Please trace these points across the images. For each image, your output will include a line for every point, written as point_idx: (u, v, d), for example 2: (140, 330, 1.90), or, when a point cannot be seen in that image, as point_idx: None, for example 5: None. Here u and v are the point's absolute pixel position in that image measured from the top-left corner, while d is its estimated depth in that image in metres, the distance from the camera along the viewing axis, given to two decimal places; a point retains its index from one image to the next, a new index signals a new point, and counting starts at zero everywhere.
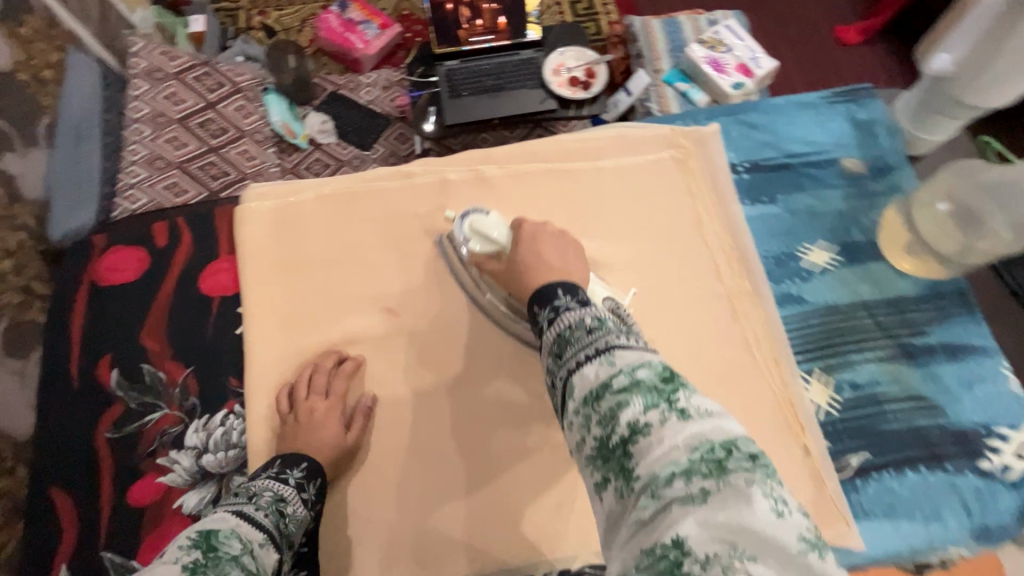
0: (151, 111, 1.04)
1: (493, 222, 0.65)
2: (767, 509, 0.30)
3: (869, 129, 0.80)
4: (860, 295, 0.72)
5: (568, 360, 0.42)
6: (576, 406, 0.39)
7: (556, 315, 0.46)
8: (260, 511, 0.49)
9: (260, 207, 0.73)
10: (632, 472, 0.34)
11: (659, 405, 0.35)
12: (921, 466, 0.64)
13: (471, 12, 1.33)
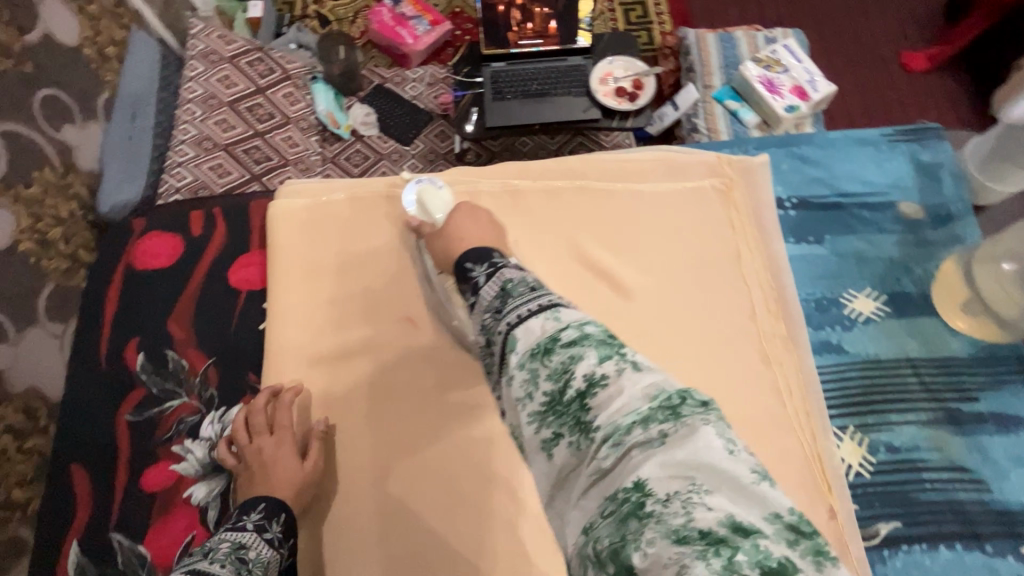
0: (203, 93, 1.08)
1: (440, 199, 0.67)
2: (722, 443, 0.30)
3: (933, 172, 0.75)
4: (906, 351, 0.67)
5: (509, 314, 0.39)
6: (521, 360, 0.37)
7: (495, 270, 0.44)
8: (216, 564, 0.46)
9: (293, 204, 0.74)
10: (590, 425, 0.33)
11: (614, 356, 0.35)
12: (957, 543, 0.59)
13: (522, 14, 1.32)
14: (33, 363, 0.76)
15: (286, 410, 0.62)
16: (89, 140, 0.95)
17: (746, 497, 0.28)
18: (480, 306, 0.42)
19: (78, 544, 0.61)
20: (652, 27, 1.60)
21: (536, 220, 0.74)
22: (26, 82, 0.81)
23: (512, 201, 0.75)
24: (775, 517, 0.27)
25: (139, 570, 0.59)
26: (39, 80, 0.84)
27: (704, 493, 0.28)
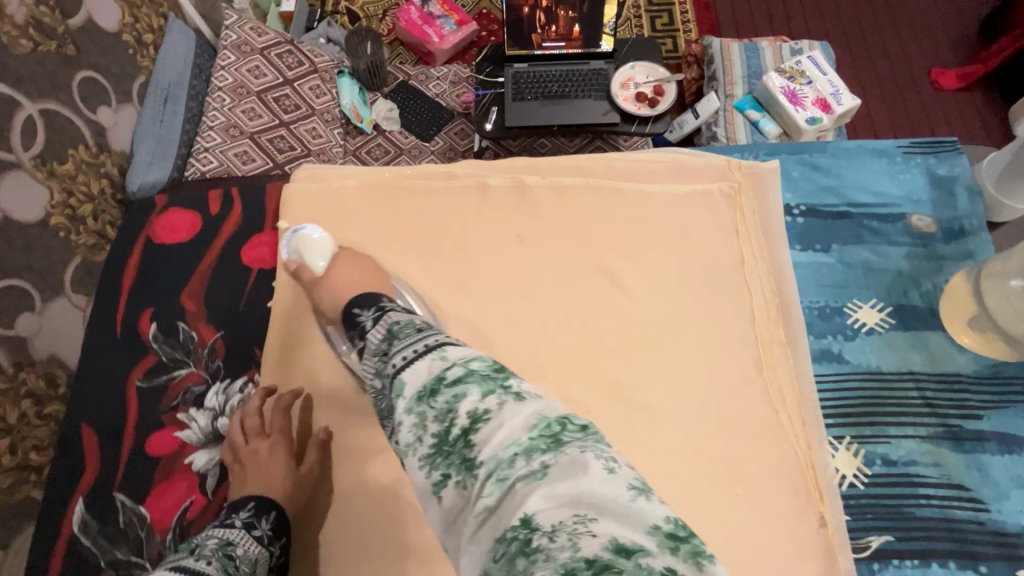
0: (234, 82, 1.11)
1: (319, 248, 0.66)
2: (600, 467, 0.32)
3: (948, 187, 0.74)
4: (910, 364, 0.66)
5: (395, 357, 0.42)
6: (408, 404, 0.39)
7: (381, 314, 0.49)
8: (202, 560, 0.46)
9: (306, 188, 0.76)
10: (474, 461, 0.35)
11: (496, 391, 0.37)
12: (950, 562, 0.58)
13: (546, 18, 1.32)
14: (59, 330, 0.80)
15: (276, 415, 0.63)
16: (123, 122, 0.98)
17: (625, 518, 0.29)
18: (371, 349, 0.46)
19: (84, 502, 0.63)
20: (677, 35, 1.60)
21: (542, 214, 0.75)
22: (66, 63, 0.85)
23: (520, 196, 0.76)
24: (656, 529, 0.29)
25: (139, 530, 0.62)
26: (79, 62, 0.88)
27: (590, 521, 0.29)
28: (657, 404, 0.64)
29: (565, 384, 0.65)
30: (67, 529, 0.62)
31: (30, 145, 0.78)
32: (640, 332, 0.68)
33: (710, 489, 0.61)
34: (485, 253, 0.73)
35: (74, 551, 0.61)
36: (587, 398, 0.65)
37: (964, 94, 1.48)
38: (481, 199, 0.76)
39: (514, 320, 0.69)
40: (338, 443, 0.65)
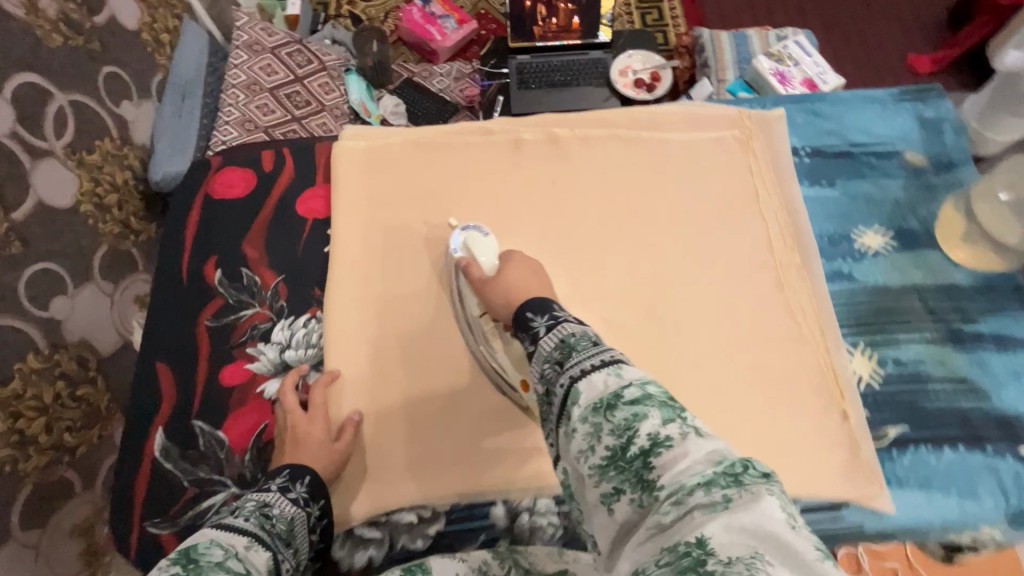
0: (247, 79, 1.17)
1: (484, 245, 0.71)
2: (783, 517, 0.34)
3: (935, 127, 0.82)
4: (913, 279, 0.73)
5: (572, 367, 0.46)
6: (584, 413, 0.43)
7: (555, 322, 0.52)
8: (242, 518, 0.51)
9: (354, 145, 0.82)
10: (653, 483, 0.39)
11: (677, 421, 0.41)
12: (960, 445, 0.65)
13: (547, 11, 1.55)
14: (88, 318, 0.87)
15: (321, 391, 0.67)
16: (142, 117, 1.06)
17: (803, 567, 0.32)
18: (542, 355, 0.50)
19: (163, 430, 0.67)
20: (667, 29, 1.71)
21: (572, 163, 0.81)
22: (92, 58, 0.92)
23: (551, 147, 0.82)
24: None
25: (219, 453, 0.66)
26: (103, 58, 0.96)
27: (766, 561, 0.33)
28: (688, 323, 0.71)
29: (605, 307, 0.72)
30: (149, 455, 0.66)
31: (61, 136, 0.85)
32: (667, 259, 0.75)
33: (747, 401, 0.67)
34: (522, 200, 0.79)
35: (157, 474, 0.66)
36: (626, 319, 0.72)
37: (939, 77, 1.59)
38: (516, 152, 0.82)
39: (553, 258, 0.75)
40: (399, 369, 0.70)
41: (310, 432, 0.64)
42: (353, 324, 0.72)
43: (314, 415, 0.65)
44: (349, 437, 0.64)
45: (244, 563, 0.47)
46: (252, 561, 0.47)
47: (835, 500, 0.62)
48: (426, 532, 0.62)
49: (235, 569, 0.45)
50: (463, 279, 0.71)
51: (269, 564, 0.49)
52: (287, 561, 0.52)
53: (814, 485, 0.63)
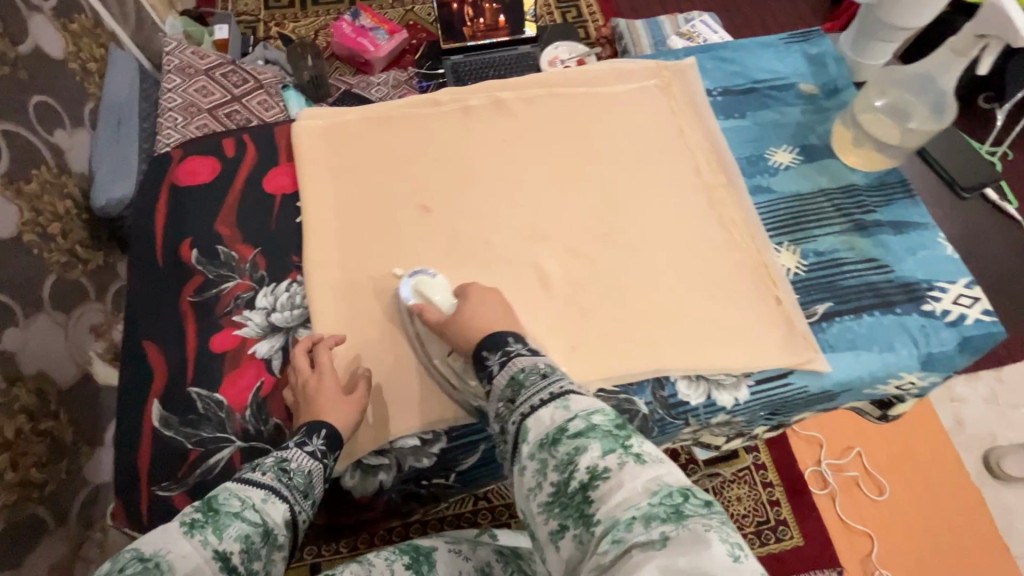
0: (183, 103, 1.20)
1: (437, 284, 0.73)
2: (721, 552, 0.42)
3: (821, 61, 0.96)
4: (820, 184, 0.86)
5: (523, 404, 0.57)
6: (533, 451, 0.54)
7: (508, 357, 0.62)
8: (261, 472, 0.56)
9: (312, 124, 0.87)
10: (594, 520, 0.48)
11: (616, 454, 0.50)
12: (875, 311, 0.76)
13: (474, 11, 1.72)
14: (42, 346, 0.89)
15: (326, 352, 0.69)
16: (78, 145, 1.08)
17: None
18: (497, 392, 0.60)
19: (160, 402, 0.70)
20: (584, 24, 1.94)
21: (517, 122, 0.89)
22: (21, 89, 0.94)
23: (497, 110, 0.90)
24: None
25: (219, 413, 0.69)
26: (31, 88, 0.97)
27: None
28: (636, 245, 0.82)
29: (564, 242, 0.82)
30: (148, 426, 0.69)
31: None
32: (611, 195, 0.85)
33: (697, 303, 0.77)
34: (475, 160, 0.87)
35: (159, 442, 0.68)
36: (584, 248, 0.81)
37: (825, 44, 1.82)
38: (465, 117, 0.89)
39: (511, 208, 0.84)
40: (386, 322, 0.74)
41: (322, 384, 0.65)
42: (333, 285, 0.76)
43: (321, 369, 0.67)
44: (362, 388, 0.67)
45: (260, 513, 0.52)
46: (268, 512, 0.53)
47: (781, 369, 0.73)
48: (430, 452, 0.67)
49: (251, 518, 0.51)
50: (420, 322, 0.72)
51: (287, 515, 0.54)
52: (305, 512, 0.56)
53: (762, 357, 0.73)
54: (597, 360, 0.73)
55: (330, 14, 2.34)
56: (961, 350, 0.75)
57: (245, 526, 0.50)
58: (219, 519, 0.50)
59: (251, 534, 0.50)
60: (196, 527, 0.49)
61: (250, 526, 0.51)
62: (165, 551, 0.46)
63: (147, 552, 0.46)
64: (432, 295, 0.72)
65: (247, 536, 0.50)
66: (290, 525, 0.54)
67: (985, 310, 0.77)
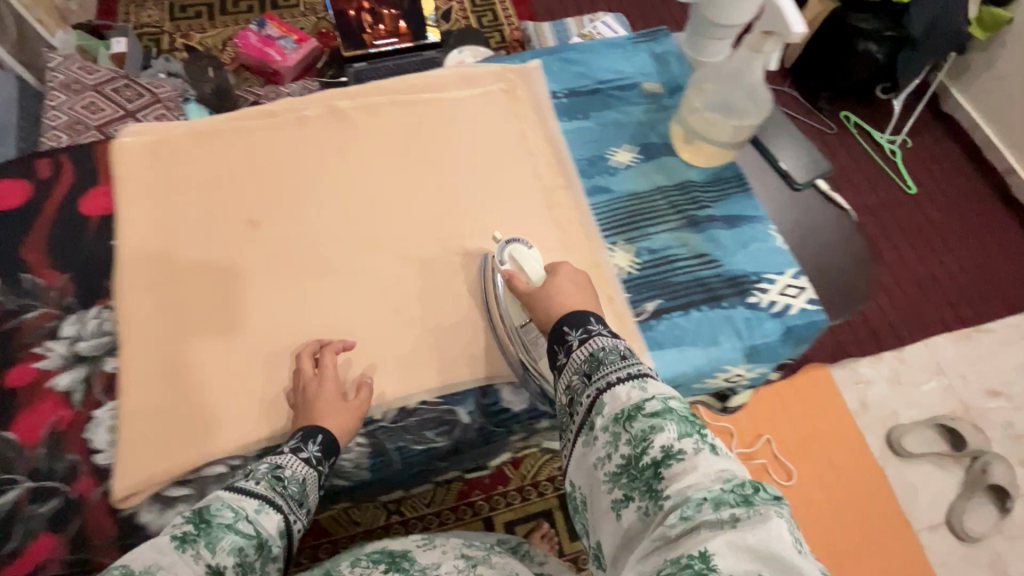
0: (68, 119, 1.17)
1: (531, 256, 0.75)
2: (791, 541, 0.44)
3: (664, 60, 0.97)
4: (657, 182, 0.86)
5: (600, 380, 0.59)
6: (606, 423, 0.56)
7: (588, 335, 0.64)
8: (257, 482, 0.60)
9: (136, 141, 0.83)
10: (661, 494, 0.50)
11: (692, 438, 0.52)
12: (703, 306, 0.77)
13: (372, 18, 1.68)
14: None
15: (332, 357, 0.71)
16: None
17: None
18: (574, 366, 0.63)
19: None
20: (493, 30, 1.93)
21: (356, 130, 0.88)
22: None
23: (335, 118, 0.88)
24: None
25: (9, 453, 0.65)
26: None
27: None
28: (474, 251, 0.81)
29: (400, 251, 0.80)
30: None
31: None
32: (450, 202, 0.84)
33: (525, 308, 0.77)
34: (310, 170, 0.84)
35: None
36: (421, 258, 0.80)
37: None
38: (301, 127, 0.87)
39: (347, 219, 0.82)
40: (204, 346, 0.72)
41: (321, 387, 0.68)
42: (148, 309, 0.73)
43: (323, 373, 0.69)
44: (363, 395, 0.70)
45: (254, 525, 0.56)
46: (262, 523, 0.57)
47: None
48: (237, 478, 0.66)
49: (244, 530, 0.55)
50: (504, 291, 0.76)
51: (280, 525, 0.59)
52: (299, 520, 0.62)
53: None
54: (419, 373, 0.73)
55: (237, 23, 2.28)
56: (785, 340, 0.76)
57: (239, 539, 0.54)
58: (212, 531, 0.53)
59: (245, 546, 0.54)
60: (188, 540, 0.52)
61: (243, 538, 0.55)
62: (157, 567, 0.49)
63: (138, 568, 0.48)
64: (526, 263, 0.74)
65: (241, 549, 0.54)
66: (283, 533, 0.59)
67: (810, 299, 0.79)
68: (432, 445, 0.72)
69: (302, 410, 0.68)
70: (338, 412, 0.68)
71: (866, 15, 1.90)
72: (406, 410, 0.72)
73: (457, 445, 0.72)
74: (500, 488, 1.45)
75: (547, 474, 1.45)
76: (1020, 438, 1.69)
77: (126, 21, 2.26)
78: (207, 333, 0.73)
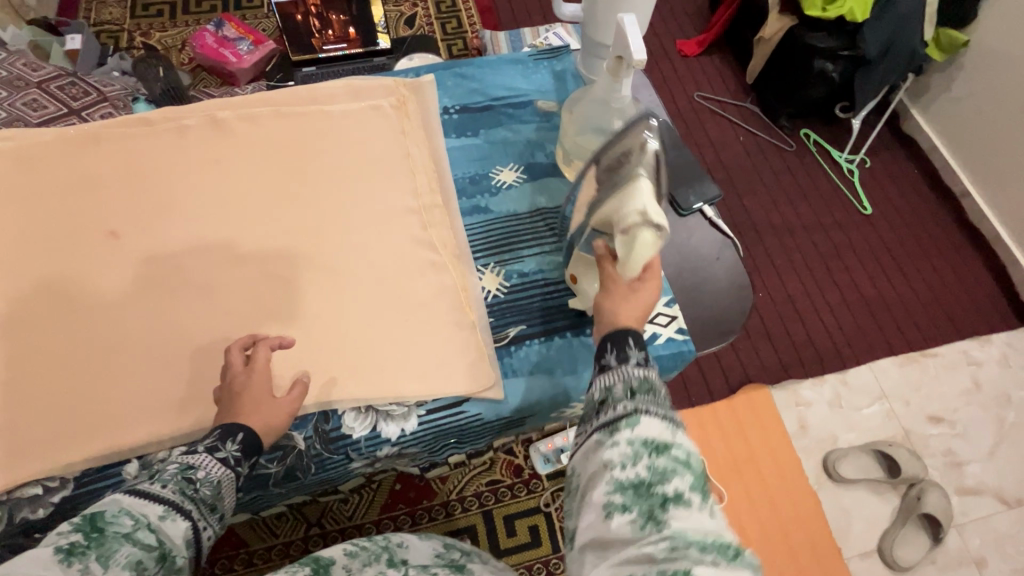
0: (10, 117, 1.07)
1: (648, 246, 0.63)
2: None
3: (562, 78, 0.96)
4: (538, 205, 0.85)
5: (639, 401, 0.52)
6: (631, 437, 0.49)
7: (646, 362, 0.57)
8: (162, 485, 0.55)
9: (2, 148, 0.82)
10: (662, 520, 0.44)
11: (703, 493, 0.46)
12: (566, 332, 0.77)
13: (321, 23, 1.45)
14: None
15: (266, 352, 0.67)
16: None
17: None
18: (621, 375, 0.55)
19: None
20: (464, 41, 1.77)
21: (235, 141, 0.86)
22: None
23: (215, 128, 0.87)
24: None
25: None
26: None
27: None
28: (340, 267, 0.79)
29: (263, 266, 0.78)
30: None
31: None
32: (321, 217, 0.82)
33: (382, 329, 0.75)
34: (179, 180, 0.83)
35: None
36: (284, 273, 0.78)
37: (703, 57, 2.16)
38: (178, 136, 0.86)
39: (213, 229, 0.80)
40: (38, 363, 0.70)
41: (252, 381, 0.65)
42: None
43: (254, 367, 0.66)
44: (296, 392, 0.66)
45: (156, 534, 0.51)
46: (166, 531, 0.52)
47: (458, 396, 0.72)
48: (49, 501, 0.65)
49: (144, 540, 0.50)
50: (602, 214, 0.68)
51: (187, 532, 0.54)
52: (209, 526, 0.56)
53: (439, 386, 0.72)
54: None
55: (200, 20, 2.17)
56: None
57: (136, 551, 0.48)
58: (105, 542, 0.47)
59: (144, 558, 0.49)
60: (77, 551, 0.46)
61: (143, 550, 0.49)
62: None
63: None
64: (637, 251, 0.63)
65: (139, 561, 0.48)
66: (190, 542, 0.54)
67: (680, 328, 0.77)
68: (260, 471, 0.69)
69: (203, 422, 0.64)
70: (258, 409, 0.63)
71: (821, 34, 1.77)
72: None
73: (289, 471, 0.70)
74: (425, 502, 1.30)
75: (475, 488, 1.31)
76: (959, 466, 1.57)
77: (86, 18, 2.13)
78: (43, 346, 0.71)
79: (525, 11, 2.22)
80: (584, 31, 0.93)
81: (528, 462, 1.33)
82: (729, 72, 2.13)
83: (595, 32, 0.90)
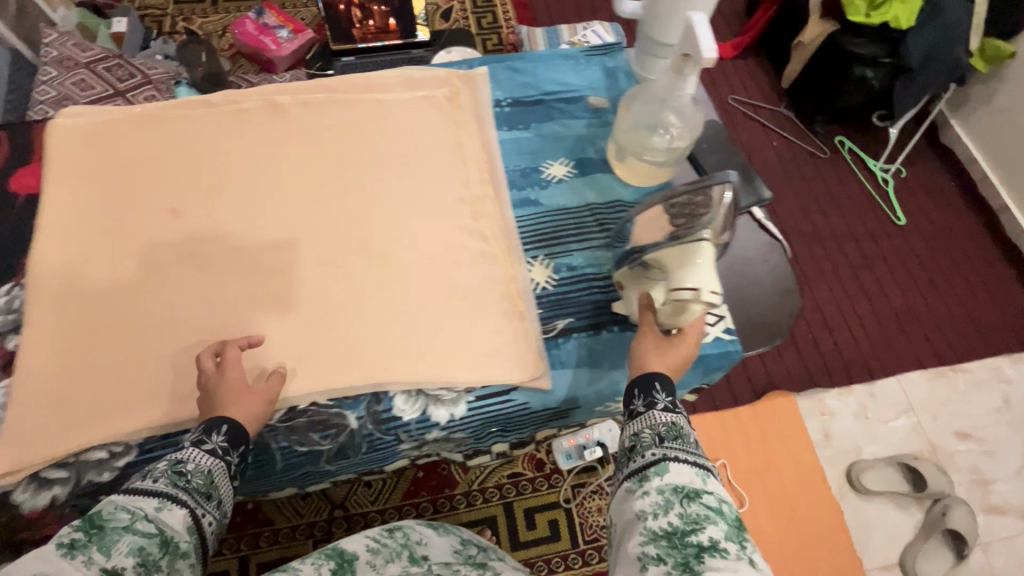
0: (57, 95, 1.15)
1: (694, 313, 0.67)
2: None
3: (614, 75, 0.97)
4: (588, 200, 0.86)
5: (668, 448, 0.57)
6: (663, 487, 0.53)
7: (673, 407, 0.61)
8: (154, 480, 0.56)
9: (71, 124, 0.85)
10: (696, 569, 0.46)
11: (736, 542, 0.49)
12: (614, 327, 0.78)
13: (363, 13, 1.45)
14: None
15: (235, 351, 0.69)
16: None
17: None
18: (650, 423, 0.60)
19: None
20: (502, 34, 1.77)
21: (290, 126, 0.88)
22: None
23: (272, 112, 0.89)
24: None
25: None
26: None
27: None
28: (390, 254, 0.80)
29: (316, 249, 0.80)
30: None
31: None
32: (372, 204, 0.84)
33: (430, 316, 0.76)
34: (235, 162, 0.85)
35: None
36: (336, 257, 0.80)
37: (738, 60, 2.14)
38: (236, 118, 0.88)
39: (267, 212, 0.82)
40: (100, 331, 0.73)
41: (222, 378, 0.66)
42: (56, 287, 0.75)
43: (226, 368, 0.67)
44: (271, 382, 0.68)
45: (155, 523, 0.53)
46: (164, 519, 0.54)
47: (506, 385, 0.73)
48: (113, 466, 0.67)
49: (144, 529, 0.52)
50: (657, 258, 0.68)
51: (188, 519, 0.56)
52: (208, 512, 0.58)
53: (487, 375, 0.73)
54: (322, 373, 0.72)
55: (240, 8, 2.21)
56: (695, 369, 0.75)
57: (138, 539, 0.50)
58: (105, 535, 0.49)
59: (146, 545, 0.51)
60: (79, 544, 0.48)
61: (144, 537, 0.51)
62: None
63: None
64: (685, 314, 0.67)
65: (142, 548, 0.50)
66: (192, 529, 0.56)
67: (728, 328, 0.77)
68: (313, 448, 0.71)
69: (224, 400, 0.65)
70: (242, 400, 0.65)
71: (862, 39, 1.74)
72: (293, 410, 0.71)
73: (341, 449, 0.72)
74: (446, 491, 1.32)
75: (497, 480, 1.32)
76: (986, 484, 1.55)
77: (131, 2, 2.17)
78: (105, 316, 0.73)
79: (561, 8, 2.22)
80: (641, 28, 0.94)
81: (550, 457, 1.34)
82: (766, 76, 2.12)
83: (652, 31, 0.91)
